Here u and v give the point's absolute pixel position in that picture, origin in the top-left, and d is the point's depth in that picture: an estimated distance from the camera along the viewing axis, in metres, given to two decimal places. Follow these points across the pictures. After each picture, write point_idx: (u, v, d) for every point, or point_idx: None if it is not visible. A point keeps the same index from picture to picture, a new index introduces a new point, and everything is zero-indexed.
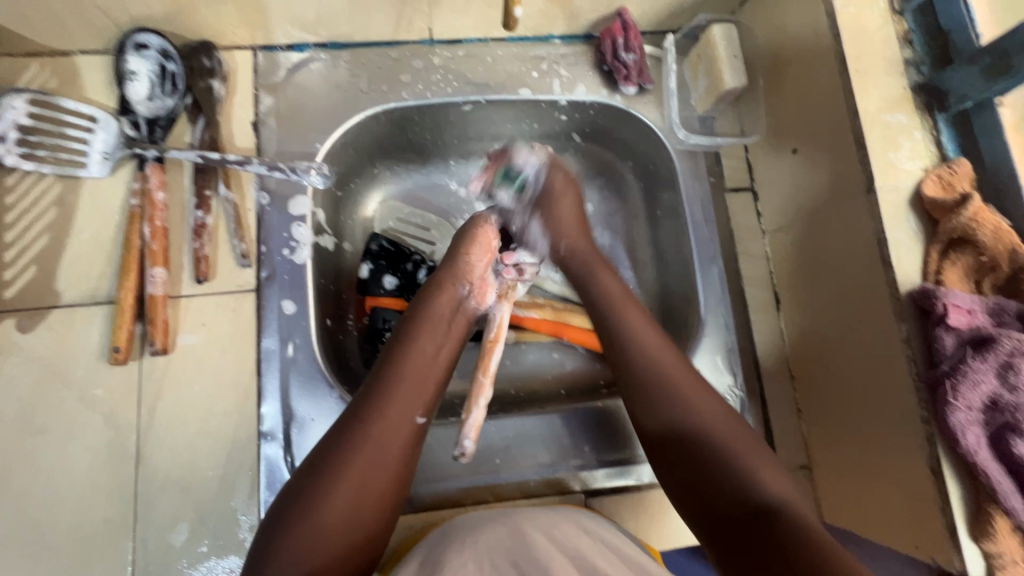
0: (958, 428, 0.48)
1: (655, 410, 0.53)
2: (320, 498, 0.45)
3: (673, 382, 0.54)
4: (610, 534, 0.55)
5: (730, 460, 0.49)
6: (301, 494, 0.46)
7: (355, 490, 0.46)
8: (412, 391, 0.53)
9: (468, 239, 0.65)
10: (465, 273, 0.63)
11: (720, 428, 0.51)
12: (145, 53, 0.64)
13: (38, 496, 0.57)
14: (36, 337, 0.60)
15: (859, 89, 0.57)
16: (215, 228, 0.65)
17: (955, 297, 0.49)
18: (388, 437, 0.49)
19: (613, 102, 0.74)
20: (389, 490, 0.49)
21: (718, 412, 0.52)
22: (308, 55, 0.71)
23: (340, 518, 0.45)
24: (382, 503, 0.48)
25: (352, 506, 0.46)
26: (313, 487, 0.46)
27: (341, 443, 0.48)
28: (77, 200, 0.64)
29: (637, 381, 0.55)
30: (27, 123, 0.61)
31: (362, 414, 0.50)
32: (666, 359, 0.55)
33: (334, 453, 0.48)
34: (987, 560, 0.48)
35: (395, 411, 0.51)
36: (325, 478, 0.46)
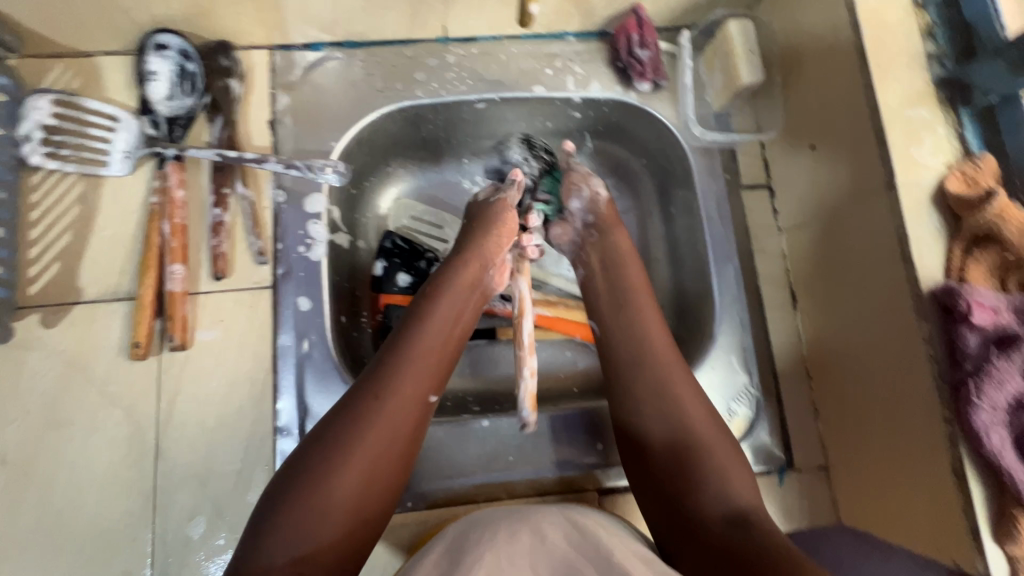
0: (981, 428, 0.47)
1: (642, 411, 0.54)
2: (330, 475, 0.45)
3: (664, 376, 0.55)
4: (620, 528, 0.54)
5: (710, 480, 0.49)
6: (308, 471, 0.45)
7: (367, 466, 0.46)
8: (422, 371, 0.52)
9: (492, 222, 0.65)
10: (487, 256, 0.62)
11: (708, 430, 0.52)
12: (165, 53, 0.65)
13: (61, 488, 0.58)
14: (59, 332, 0.61)
15: (879, 83, 0.56)
16: (233, 226, 0.66)
17: (980, 294, 0.48)
18: (397, 414, 0.49)
19: (627, 99, 0.74)
20: (397, 470, 0.49)
21: (695, 410, 0.53)
22: (324, 55, 0.71)
23: (348, 497, 0.45)
24: (389, 482, 0.48)
25: (360, 485, 0.46)
26: (320, 465, 0.45)
27: (353, 417, 0.48)
28: (98, 198, 0.65)
29: (642, 390, 0.55)
30: (51, 122, 0.63)
31: (372, 391, 0.50)
32: (663, 354, 0.57)
33: (342, 429, 0.47)
34: (1012, 565, 0.46)
35: (407, 388, 0.50)
36: (334, 455, 0.46)
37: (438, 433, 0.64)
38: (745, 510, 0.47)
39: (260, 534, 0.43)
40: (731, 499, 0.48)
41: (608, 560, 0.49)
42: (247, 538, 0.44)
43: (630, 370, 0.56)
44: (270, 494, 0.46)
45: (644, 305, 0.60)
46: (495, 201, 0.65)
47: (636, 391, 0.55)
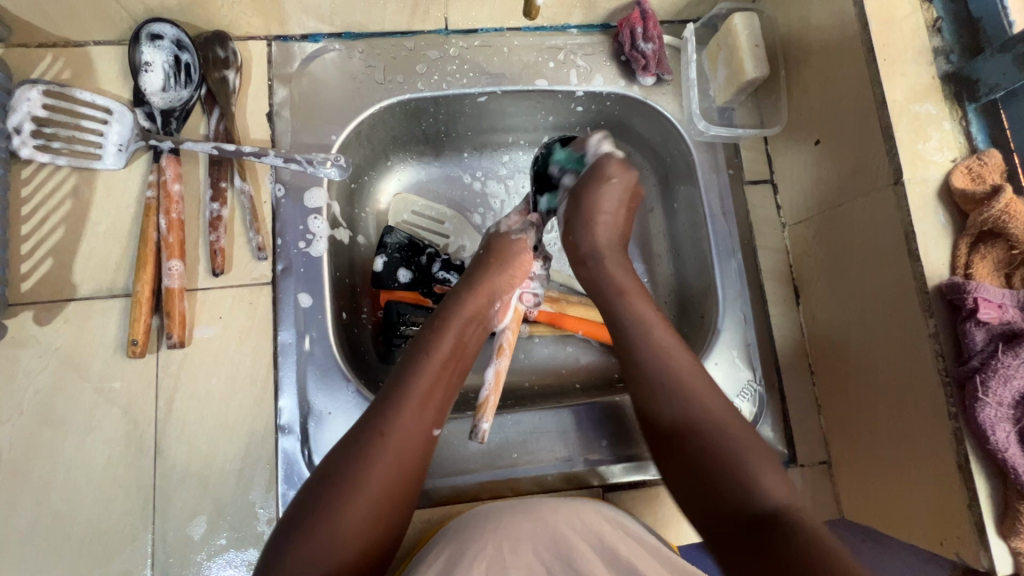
0: (987, 424, 0.47)
1: (659, 403, 0.54)
2: (342, 505, 0.45)
3: (674, 378, 0.55)
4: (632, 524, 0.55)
5: (738, 472, 0.49)
6: (320, 498, 0.46)
7: (373, 502, 0.46)
8: (429, 402, 0.53)
9: (500, 257, 0.65)
10: (494, 291, 0.63)
11: (721, 418, 0.52)
12: (160, 44, 0.64)
13: (58, 489, 0.57)
14: (53, 329, 0.60)
15: (886, 78, 0.55)
16: (231, 220, 0.64)
17: (987, 291, 0.48)
18: (406, 445, 0.49)
19: (630, 93, 0.73)
20: (404, 503, 0.49)
21: (709, 406, 0.53)
22: (323, 46, 0.70)
23: (359, 525, 0.45)
24: (397, 512, 0.48)
25: (370, 516, 0.46)
26: (332, 493, 0.46)
27: (359, 451, 0.48)
28: (92, 192, 0.63)
29: (654, 386, 0.55)
30: (42, 114, 0.61)
31: (380, 420, 0.50)
32: (669, 348, 0.56)
33: (352, 459, 0.47)
34: (1015, 557, 0.47)
35: (414, 423, 0.51)
36: (344, 484, 0.46)
37: (441, 430, 0.64)
38: (774, 502, 0.47)
39: (273, 560, 0.44)
40: (764, 499, 0.47)
41: (617, 556, 0.51)
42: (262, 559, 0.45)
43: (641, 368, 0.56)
44: (284, 519, 0.46)
45: (635, 306, 0.60)
46: (517, 241, 0.66)
47: (650, 389, 0.55)
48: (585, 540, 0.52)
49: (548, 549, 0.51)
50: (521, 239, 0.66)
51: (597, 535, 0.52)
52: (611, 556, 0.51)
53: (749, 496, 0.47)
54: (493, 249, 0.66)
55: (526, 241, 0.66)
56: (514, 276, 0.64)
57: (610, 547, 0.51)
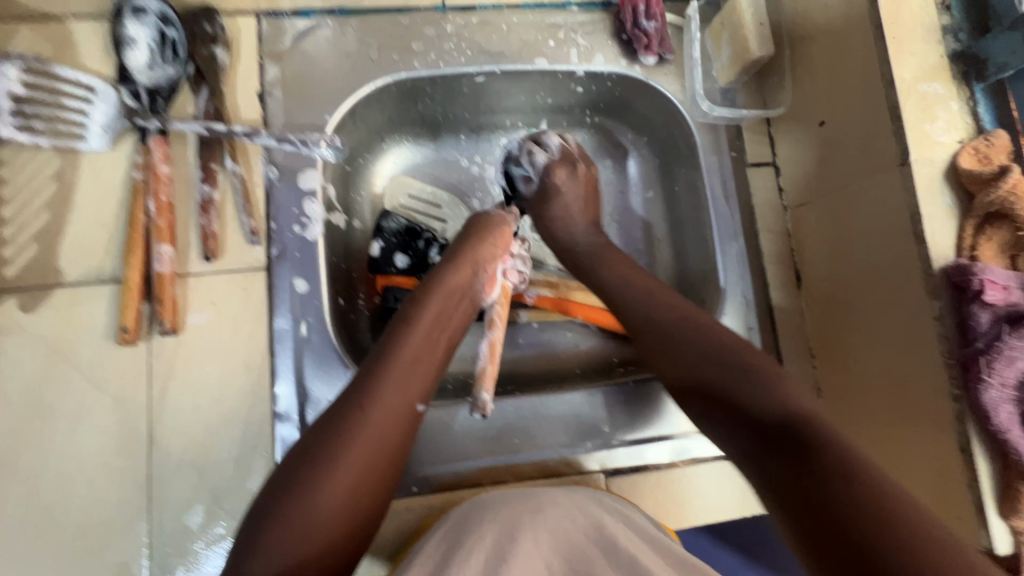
0: (990, 405, 0.47)
1: (666, 358, 0.55)
2: (323, 476, 0.44)
3: (681, 334, 0.55)
4: (631, 513, 0.55)
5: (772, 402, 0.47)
6: (305, 471, 0.45)
7: (354, 472, 0.46)
8: (410, 377, 0.51)
9: (479, 231, 0.65)
10: (475, 261, 0.62)
11: (738, 358, 0.51)
12: (143, 18, 0.61)
13: (49, 478, 0.56)
14: (39, 316, 0.58)
15: (895, 57, 0.54)
16: (223, 204, 0.62)
17: (992, 273, 0.48)
18: (388, 417, 0.48)
19: (631, 73, 0.71)
20: (389, 472, 0.48)
21: (728, 346, 0.52)
22: (315, 22, 0.67)
23: (338, 496, 0.45)
24: (381, 482, 0.47)
25: (353, 486, 0.45)
26: (312, 465, 0.45)
27: (342, 422, 0.47)
28: (76, 174, 0.61)
29: (667, 334, 0.56)
30: (21, 92, 0.58)
31: (363, 391, 0.49)
32: (673, 311, 0.57)
33: (337, 429, 0.47)
34: (1014, 536, 0.48)
35: (395, 393, 0.49)
36: (323, 458, 0.45)
37: (443, 416, 0.63)
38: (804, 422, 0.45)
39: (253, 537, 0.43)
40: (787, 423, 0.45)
41: (620, 551, 0.50)
42: (235, 551, 0.44)
43: (647, 331, 0.57)
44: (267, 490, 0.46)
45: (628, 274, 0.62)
46: (491, 215, 0.67)
47: (657, 347, 0.56)
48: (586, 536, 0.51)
49: (549, 545, 0.51)
50: (499, 214, 0.67)
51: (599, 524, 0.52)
52: (613, 550, 0.50)
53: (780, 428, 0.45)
54: (474, 219, 0.67)
55: (502, 218, 0.67)
56: (496, 249, 0.64)
57: (614, 540, 0.51)
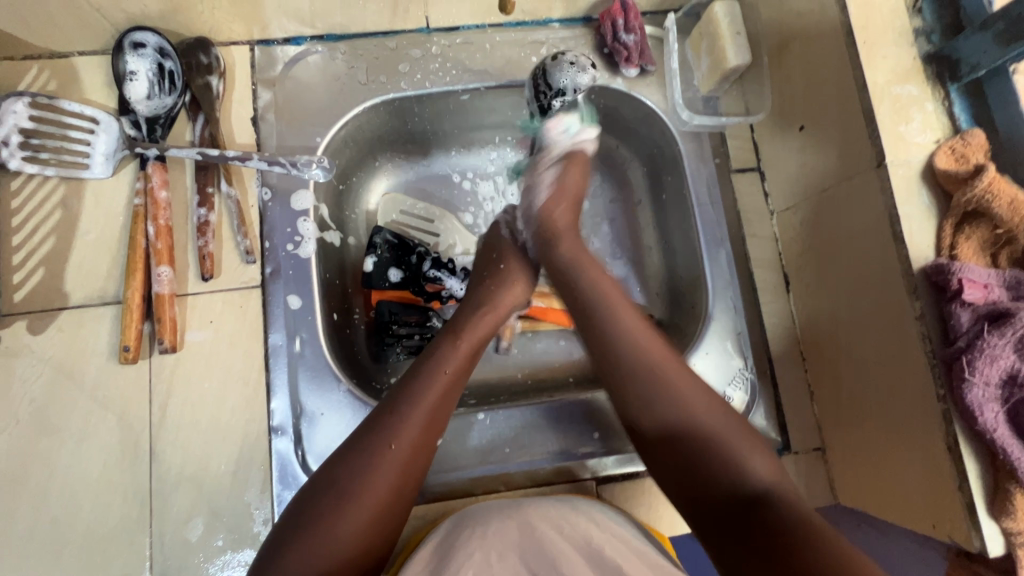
0: (975, 404, 0.47)
1: (651, 409, 0.53)
2: (343, 514, 0.46)
3: (665, 377, 0.54)
4: (609, 518, 0.55)
5: (730, 454, 0.50)
6: (325, 502, 0.47)
7: (374, 513, 0.47)
8: (437, 420, 0.53)
9: (511, 275, 0.66)
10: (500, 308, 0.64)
11: (703, 412, 0.52)
12: (143, 52, 0.64)
13: (56, 494, 0.58)
14: (46, 338, 0.61)
15: (867, 61, 0.55)
16: (219, 225, 0.65)
17: (971, 271, 0.48)
18: (412, 458, 0.50)
19: (614, 85, 0.73)
20: (403, 517, 0.50)
21: (695, 396, 0.53)
22: (305, 48, 0.70)
23: (359, 533, 0.46)
24: (395, 519, 0.49)
25: (373, 522, 0.47)
26: (336, 501, 0.47)
27: (366, 463, 0.48)
28: (81, 202, 0.64)
29: (620, 354, 0.56)
30: (29, 126, 0.62)
31: (389, 430, 0.50)
32: (640, 332, 0.57)
33: (357, 469, 0.48)
34: (1006, 538, 0.47)
35: (419, 436, 0.51)
36: (345, 494, 0.47)
37: None
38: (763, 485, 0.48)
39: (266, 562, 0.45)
40: (751, 477, 0.49)
41: (602, 556, 0.51)
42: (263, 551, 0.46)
43: (625, 358, 0.56)
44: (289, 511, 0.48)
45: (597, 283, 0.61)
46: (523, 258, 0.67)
47: (636, 392, 0.54)
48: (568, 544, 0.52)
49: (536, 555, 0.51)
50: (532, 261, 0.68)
51: (581, 534, 0.53)
52: (598, 558, 0.51)
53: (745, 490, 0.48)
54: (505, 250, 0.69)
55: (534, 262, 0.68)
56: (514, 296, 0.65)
57: (594, 550, 0.51)
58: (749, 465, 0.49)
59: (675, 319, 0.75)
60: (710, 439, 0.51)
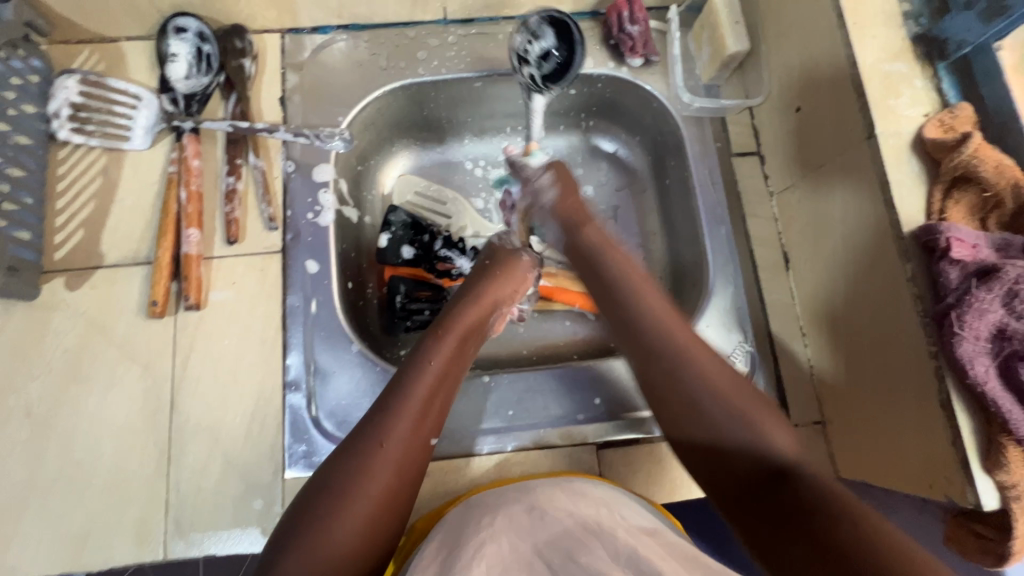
0: (966, 358, 0.48)
1: (687, 397, 0.51)
2: (333, 517, 0.44)
3: (691, 356, 0.53)
4: (627, 508, 0.54)
5: (761, 435, 0.48)
6: (314, 510, 0.44)
7: (369, 512, 0.45)
8: (425, 412, 0.51)
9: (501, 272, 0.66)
10: (487, 306, 0.63)
11: (729, 388, 0.50)
12: (184, 36, 0.70)
13: (81, 440, 0.61)
14: (82, 294, 0.65)
15: (857, 41, 0.58)
16: (245, 194, 0.69)
17: (959, 231, 0.50)
18: (400, 454, 0.48)
19: (619, 74, 0.77)
20: (401, 518, 0.47)
21: (718, 367, 0.52)
22: (331, 37, 0.75)
23: (353, 540, 0.43)
24: (393, 527, 0.46)
25: (366, 524, 0.44)
26: (321, 507, 0.44)
27: (355, 464, 0.46)
28: (120, 171, 0.69)
29: (645, 327, 0.56)
30: (78, 100, 0.68)
31: (372, 430, 0.48)
32: (658, 304, 0.58)
33: (345, 470, 0.46)
34: (1001, 492, 0.47)
35: (406, 427, 0.49)
36: (335, 497, 0.45)
37: None
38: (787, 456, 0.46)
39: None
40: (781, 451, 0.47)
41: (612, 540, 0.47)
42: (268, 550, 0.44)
43: (654, 352, 0.55)
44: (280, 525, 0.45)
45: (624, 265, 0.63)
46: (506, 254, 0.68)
47: (664, 366, 0.53)
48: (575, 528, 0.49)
49: (545, 544, 0.48)
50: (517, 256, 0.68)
51: (591, 516, 0.50)
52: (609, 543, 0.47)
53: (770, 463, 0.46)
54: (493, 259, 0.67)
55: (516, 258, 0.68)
56: (503, 291, 0.65)
57: (607, 537, 0.47)
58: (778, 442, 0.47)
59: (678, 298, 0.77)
60: (744, 415, 0.49)
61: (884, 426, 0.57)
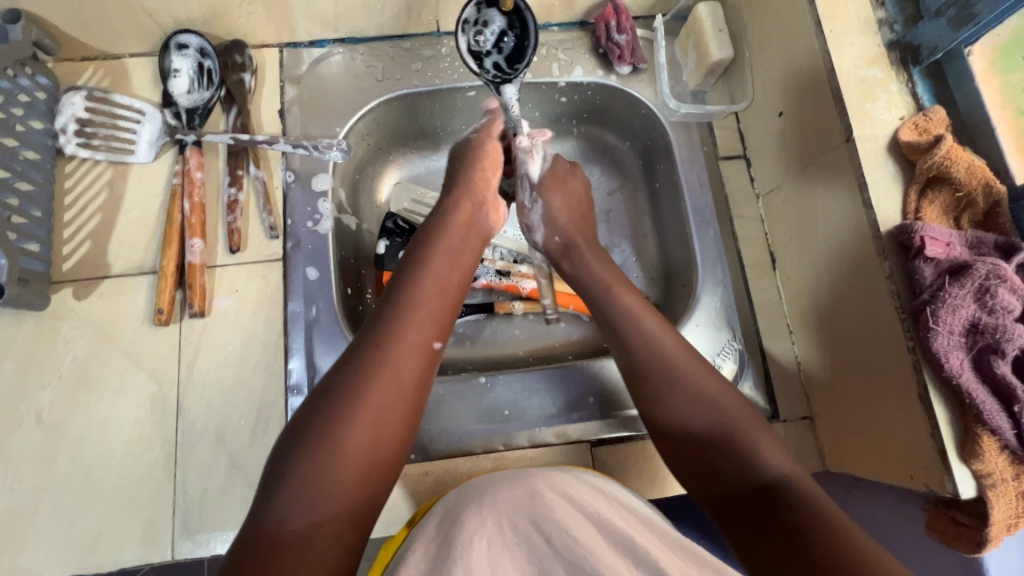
0: (942, 352, 0.50)
1: (677, 412, 0.55)
2: (347, 417, 0.48)
3: (687, 377, 0.56)
4: (619, 491, 0.55)
5: (748, 448, 0.52)
6: (328, 410, 0.49)
7: (376, 416, 0.49)
8: (425, 322, 0.56)
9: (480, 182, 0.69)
10: (475, 206, 0.67)
11: (722, 402, 0.55)
12: (186, 52, 0.73)
13: (91, 444, 0.63)
14: (90, 303, 0.67)
15: (834, 48, 0.60)
16: (247, 204, 0.71)
17: (933, 230, 0.52)
18: (404, 359, 0.53)
19: (609, 82, 0.79)
20: (411, 421, 0.52)
21: (708, 386, 0.56)
22: (328, 50, 0.78)
23: (366, 438, 0.49)
24: (405, 429, 0.52)
25: (377, 426, 0.49)
26: (336, 408, 0.49)
27: (362, 371, 0.50)
28: (125, 184, 0.71)
29: (644, 361, 0.58)
30: (84, 116, 0.70)
31: (378, 339, 0.53)
32: (658, 332, 0.59)
33: (354, 375, 0.50)
34: (977, 480, 0.49)
35: (408, 336, 0.54)
36: (348, 395, 0.49)
37: (438, 390, 0.68)
38: (777, 475, 0.49)
39: (278, 478, 0.46)
40: (765, 470, 0.50)
41: (613, 528, 0.50)
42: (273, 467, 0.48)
43: (654, 376, 0.57)
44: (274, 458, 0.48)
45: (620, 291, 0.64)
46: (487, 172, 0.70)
47: (662, 387, 0.56)
48: (579, 514, 0.51)
49: (546, 525, 0.50)
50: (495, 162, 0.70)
51: (591, 505, 0.52)
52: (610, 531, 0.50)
53: (760, 479, 0.50)
54: (466, 196, 0.67)
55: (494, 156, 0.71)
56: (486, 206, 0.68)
57: (608, 526, 0.50)
58: (766, 460, 0.51)
59: (668, 298, 0.80)
60: (733, 430, 0.53)
61: (867, 420, 0.59)
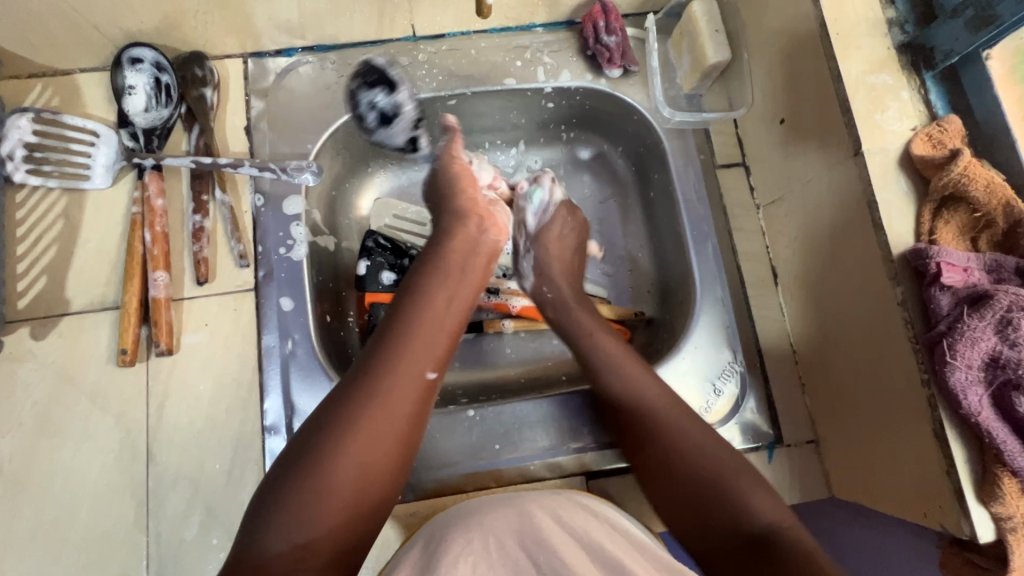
0: (959, 388, 0.46)
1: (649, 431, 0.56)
2: (334, 450, 0.46)
3: (643, 401, 0.57)
4: (608, 511, 0.55)
5: (735, 495, 0.50)
6: (315, 440, 0.47)
7: (364, 448, 0.47)
8: (426, 349, 0.53)
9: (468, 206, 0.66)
10: (472, 226, 0.64)
11: (673, 417, 0.56)
12: (140, 67, 0.67)
13: (57, 495, 0.59)
14: (48, 343, 0.63)
15: (840, 52, 0.56)
16: (214, 231, 0.67)
17: (949, 255, 0.48)
18: (401, 391, 0.50)
19: (598, 86, 0.74)
20: (400, 457, 0.50)
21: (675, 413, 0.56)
22: (296, 59, 0.72)
23: (352, 476, 0.46)
24: (395, 467, 0.49)
25: (365, 460, 0.47)
26: (322, 442, 0.47)
27: (352, 400, 0.48)
28: (82, 213, 0.66)
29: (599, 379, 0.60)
30: (33, 140, 0.65)
31: (371, 367, 0.51)
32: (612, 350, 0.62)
33: (345, 405, 0.48)
34: (997, 524, 0.46)
35: (405, 366, 0.51)
36: (337, 427, 0.47)
37: None
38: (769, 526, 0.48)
39: (260, 511, 0.45)
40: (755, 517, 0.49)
41: (602, 551, 0.50)
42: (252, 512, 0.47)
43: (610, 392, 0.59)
44: (261, 491, 0.47)
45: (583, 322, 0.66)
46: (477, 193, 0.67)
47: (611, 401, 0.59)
48: (568, 535, 0.51)
49: (535, 546, 0.51)
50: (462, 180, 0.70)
51: (583, 529, 0.52)
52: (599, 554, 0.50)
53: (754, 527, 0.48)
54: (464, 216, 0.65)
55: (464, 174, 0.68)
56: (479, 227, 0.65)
57: (599, 548, 0.50)
58: (755, 508, 0.49)
59: (665, 314, 0.76)
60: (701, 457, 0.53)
61: (878, 450, 0.56)
